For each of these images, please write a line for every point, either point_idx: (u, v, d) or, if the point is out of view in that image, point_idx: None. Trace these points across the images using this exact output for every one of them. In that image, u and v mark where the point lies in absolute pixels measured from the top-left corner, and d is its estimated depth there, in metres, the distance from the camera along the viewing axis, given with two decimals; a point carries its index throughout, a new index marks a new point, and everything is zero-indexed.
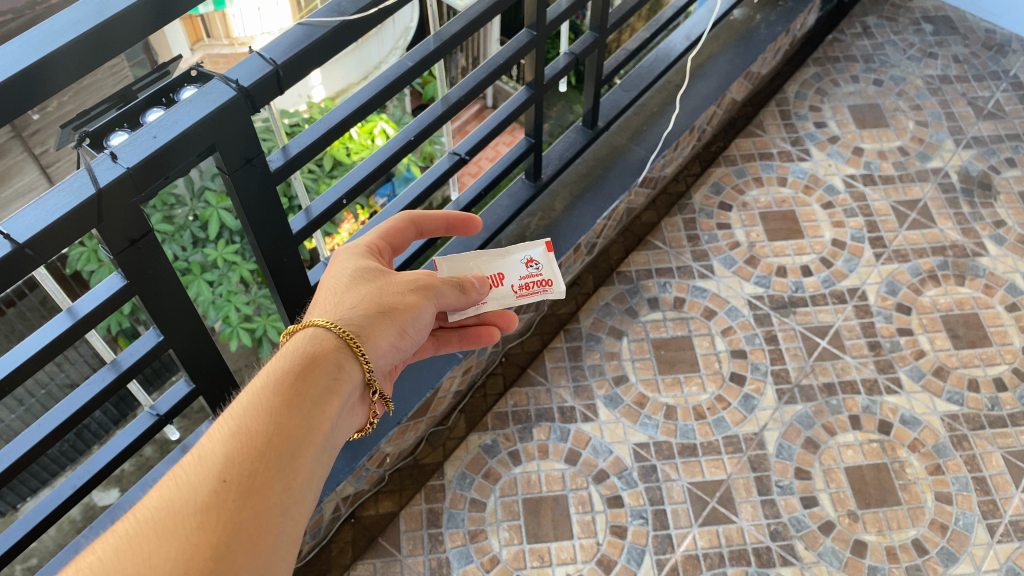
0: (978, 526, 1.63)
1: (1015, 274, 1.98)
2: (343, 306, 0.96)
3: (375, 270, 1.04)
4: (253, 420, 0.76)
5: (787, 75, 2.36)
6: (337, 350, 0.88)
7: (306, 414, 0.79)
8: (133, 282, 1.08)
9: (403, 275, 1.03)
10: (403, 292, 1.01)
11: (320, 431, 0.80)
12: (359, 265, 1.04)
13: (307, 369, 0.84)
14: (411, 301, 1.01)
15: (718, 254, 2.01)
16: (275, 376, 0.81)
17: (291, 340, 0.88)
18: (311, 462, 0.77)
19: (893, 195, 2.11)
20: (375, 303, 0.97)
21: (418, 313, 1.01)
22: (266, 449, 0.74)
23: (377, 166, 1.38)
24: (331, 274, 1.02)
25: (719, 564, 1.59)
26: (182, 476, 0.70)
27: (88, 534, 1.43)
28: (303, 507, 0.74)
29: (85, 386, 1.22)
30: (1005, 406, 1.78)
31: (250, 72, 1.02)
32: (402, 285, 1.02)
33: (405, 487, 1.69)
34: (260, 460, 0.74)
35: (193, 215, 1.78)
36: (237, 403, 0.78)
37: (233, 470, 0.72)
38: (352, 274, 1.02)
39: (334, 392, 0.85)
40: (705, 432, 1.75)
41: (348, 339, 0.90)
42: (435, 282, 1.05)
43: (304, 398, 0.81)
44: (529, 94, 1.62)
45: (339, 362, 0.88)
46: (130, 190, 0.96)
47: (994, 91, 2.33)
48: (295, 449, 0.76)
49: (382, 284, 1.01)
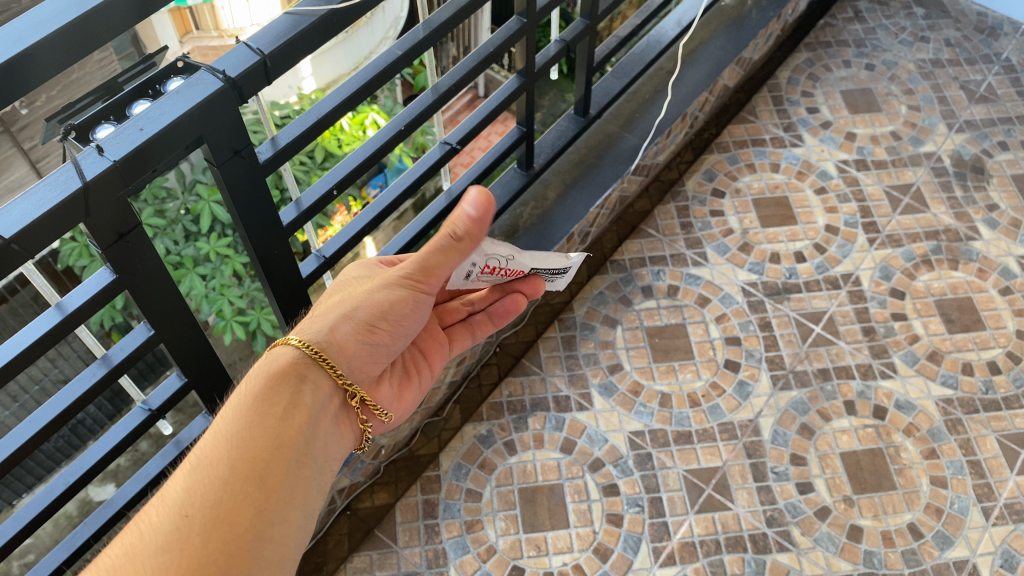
0: (974, 509, 1.64)
1: (1008, 257, 1.98)
2: (310, 318, 1.04)
3: (360, 276, 1.08)
4: (216, 450, 0.83)
5: (779, 60, 2.35)
6: (298, 365, 0.96)
7: (270, 435, 0.86)
8: (122, 277, 1.07)
9: (381, 274, 1.05)
10: (376, 289, 1.03)
11: (289, 447, 0.87)
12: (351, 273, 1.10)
13: (267, 390, 0.91)
14: (388, 296, 1.02)
15: (711, 241, 2.01)
16: (236, 404, 0.89)
17: (253, 366, 0.96)
18: (283, 479, 0.84)
19: (886, 179, 2.11)
20: (342, 308, 1.03)
21: (394, 308, 1.03)
22: (230, 475, 0.81)
23: (368, 156, 1.37)
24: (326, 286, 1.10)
25: (716, 550, 1.59)
26: (147, 519, 0.76)
27: (83, 529, 1.42)
28: (277, 525, 0.81)
29: (76, 381, 1.21)
30: (999, 389, 1.79)
31: (237, 63, 1.01)
32: (377, 283, 1.03)
33: (401, 479, 1.68)
34: (224, 487, 0.79)
35: (184, 208, 1.68)
36: (200, 438, 0.85)
37: (197, 503, 0.77)
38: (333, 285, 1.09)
39: (298, 405, 0.92)
40: (700, 419, 1.75)
41: (314, 352, 0.98)
42: (428, 264, 1.03)
43: (265, 421, 0.88)
44: (520, 82, 1.61)
45: (300, 376, 0.95)
46: (118, 182, 0.95)
47: (986, 75, 2.32)
48: (261, 472, 0.83)
49: (358, 288, 1.05)
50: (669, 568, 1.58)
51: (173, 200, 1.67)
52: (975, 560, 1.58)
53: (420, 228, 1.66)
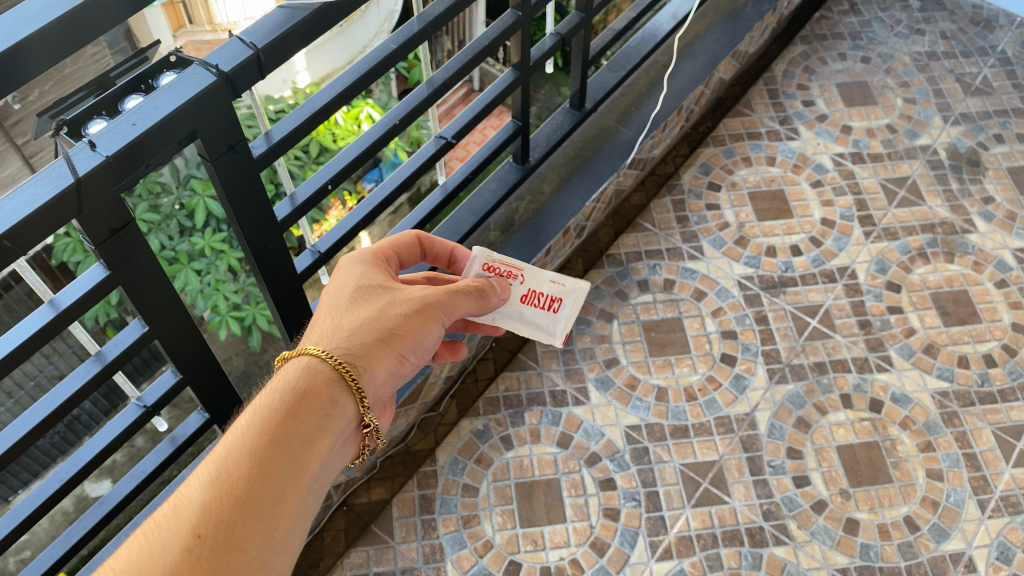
0: (970, 502, 1.64)
1: (1003, 250, 1.98)
2: (342, 332, 0.99)
3: (378, 288, 1.06)
4: (236, 466, 0.81)
5: (774, 53, 2.35)
6: (330, 383, 0.93)
7: (291, 459, 0.85)
8: (115, 273, 1.07)
9: (409, 294, 1.05)
10: (407, 314, 1.03)
11: (307, 474, 0.86)
12: (362, 276, 1.06)
13: (299, 406, 0.89)
14: (417, 322, 1.03)
15: (707, 235, 2.00)
16: (265, 415, 0.86)
17: (285, 366, 0.93)
18: (295, 508, 0.83)
19: (882, 172, 2.11)
20: (376, 330, 1.00)
21: (422, 337, 1.04)
22: (246, 499, 0.80)
23: (363, 151, 1.36)
24: (333, 289, 1.05)
25: (713, 544, 1.59)
26: (156, 531, 0.76)
27: (77, 526, 1.41)
28: (282, 556, 0.81)
29: (70, 377, 1.20)
30: (995, 381, 1.79)
31: (230, 57, 1.00)
32: (405, 306, 1.04)
33: (397, 474, 1.68)
34: (236, 512, 0.79)
35: (179, 204, 1.65)
36: (220, 447, 0.83)
37: (208, 525, 0.77)
38: (352, 293, 1.04)
39: (324, 430, 0.90)
40: (697, 413, 1.75)
41: (346, 373, 0.94)
42: (446, 299, 1.08)
43: (291, 442, 0.86)
44: (516, 76, 1.60)
45: (333, 398, 0.92)
46: (110, 178, 0.94)
47: (982, 67, 2.32)
48: (277, 498, 0.82)
49: (385, 305, 1.03)
50: (666, 562, 1.58)
51: (167, 195, 1.65)
52: (971, 553, 1.58)
53: (416, 222, 1.65)
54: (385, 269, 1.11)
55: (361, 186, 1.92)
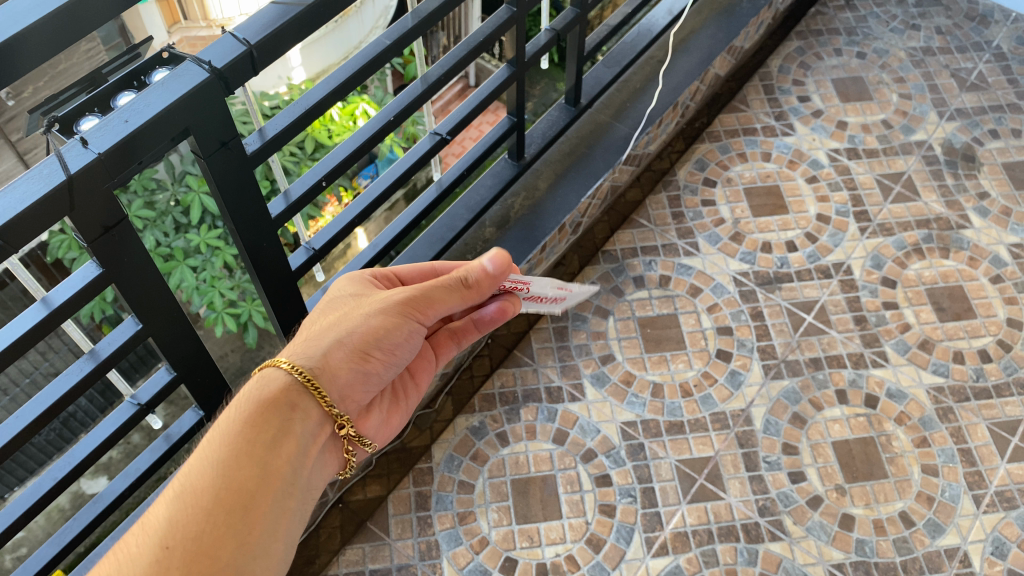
0: (965, 497, 1.64)
1: (999, 245, 1.98)
2: (300, 339, 1.01)
3: (349, 298, 1.07)
4: (201, 477, 0.81)
5: (770, 49, 2.34)
6: (291, 390, 0.93)
7: (258, 466, 0.84)
8: (108, 270, 1.06)
9: (373, 297, 1.05)
10: (370, 315, 1.02)
11: (276, 479, 0.85)
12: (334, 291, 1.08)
13: (259, 416, 0.89)
14: (381, 320, 1.02)
15: (703, 231, 2.00)
16: (225, 429, 0.86)
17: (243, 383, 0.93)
18: (265, 513, 0.83)
19: (877, 168, 2.11)
20: (333, 333, 1.01)
21: (388, 334, 1.02)
22: (214, 507, 0.80)
23: (357, 147, 1.35)
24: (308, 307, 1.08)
25: (709, 540, 1.59)
26: (126, 548, 0.75)
27: (71, 525, 1.40)
28: (258, 560, 0.80)
29: (64, 376, 1.20)
30: (990, 376, 1.79)
31: (224, 53, 1.00)
32: (369, 306, 1.03)
33: (393, 471, 1.68)
34: (205, 521, 0.79)
35: (175, 200, 1.66)
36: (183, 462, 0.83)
37: (177, 535, 0.77)
38: (323, 307, 1.06)
39: (288, 434, 0.90)
40: (692, 409, 1.75)
41: (305, 379, 0.94)
42: (416, 291, 1.04)
43: (254, 450, 0.86)
44: (511, 72, 1.60)
45: (293, 404, 0.92)
46: (102, 175, 0.94)
47: (977, 63, 2.32)
48: (246, 505, 0.82)
49: (351, 310, 1.04)
50: (662, 558, 1.58)
51: (163, 192, 1.65)
52: (966, 548, 1.58)
53: (412, 218, 1.64)
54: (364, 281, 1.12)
55: (357, 183, 1.91)
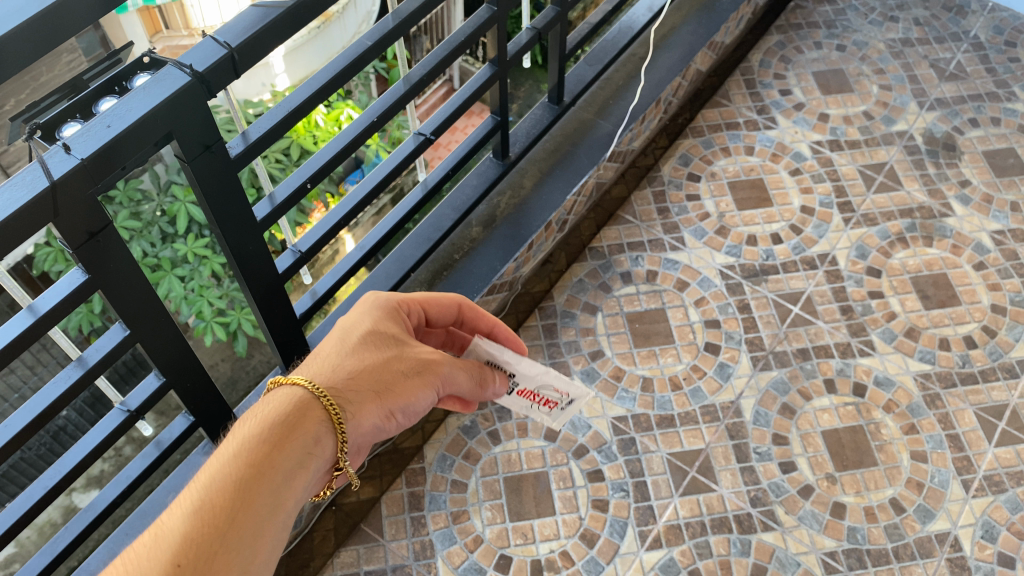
0: (954, 482, 1.66)
1: (981, 233, 2.00)
2: (341, 373, 0.96)
3: (390, 339, 1.02)
4: (218, 497, 0.75)
5: (750, 44, 2.36)
6: (317, 423, 0.88)
7: (276, 493, 0.79)
8: (93, 277, 1.05)
9: (416, 351, 1.03)
10: (408, 372, 1.01)
11: (289, 510, 0.80)
12: (374, 319, 1.03)
13: (284, 442, 0.83)
14: (415, 382, 1.01)
15: (688, 225, 2.01)
16: (248, 449, 0.81)
17: (274, 397, 0.88)
18: (274, 543, 0.77)
19: (859, 159, 2.12)
20: (374, 380, 0.97)
21: (414, 398, 1.01)
22: (226, 529, 0.74)
23: (341, 148, 1.35)
24: (343, 327, 1.01)
25: (701, 532, 1.60)
26: (134, 560, 0.69)
27: (64, 533, 1.39)
28: None
29: (51, 384, 1.19)
30: (975, 362, 1.81)
31: (204, 57, 1.00)
32: (409, 363, 1.01)
33: (385, 472, 1.68)
34: (216, 544, 0.73)
35: (160, 211, 1.61)
36: (197, 479, 0.76)
37: (188, 554, 0.71)
38: (362, 335, 1.01)
39: (306, 466, 0.85)
40: (682, 402, 1.76)
41: (332, 410, 0.90)
42: (442, 362, 1.04)
43: (273, 471, 0.80)
44: (493, 71, 1.60)
45: (318, 436, 0.87)
46: (85, 181, 0.94)
47: (955, 53, 2.34)
48: (259, 532, 0.76)
49: (392, 358, 1.01)
50: (656, 551, 1.58)
51: (149, 202, 1.59)
52: (956, 533, 1.60)
53: (399, 219, 1.63)
54: (399, 320, 1.07)
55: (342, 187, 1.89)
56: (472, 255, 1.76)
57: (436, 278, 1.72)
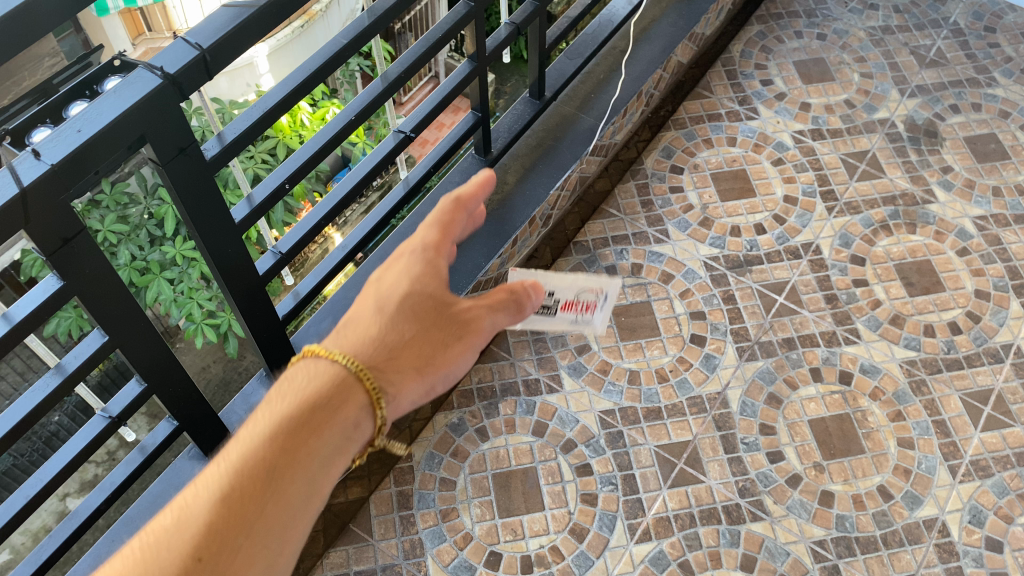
0: (941, 468, 1.67)
1: (964, 218, 2.00)
2: (380, 345, 0.78)
3: (437, 291, 0.84)
4: (263, 451, 0.65)
5: (731, 35, 2.36)
6: (349, 389, 0.72)
7: (307, 476, 0.66)
8: (68, 284, 1.04)
9: (463, 306, 0.84)
10: (456, 332, 0.83)
11: (306, 510, 0.65)
12: (414, 279, 0.83)
13: (324, 410, 0.70)
14: (455, 355, 0.83)
15: (672, 217, 2.01)
16: (289, 407, 0.68)
17: (309, 368, 0.72)
18: (292, 541, 0.64)
19: (841, 148, 2.13)
20: (422, 342, 0.81)
21: (447, 363, 0.82)
22: (243, 526, 0.61)
23: (319, 148, 1.34)
24: (400, 266, 0.84)
25: (690, 524, 1.61)
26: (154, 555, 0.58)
27: (47, 543, 1.36)
28: None
29: (30, 392, 1.18)
30: (960, 348, 1.81)
31: (176, 59, 1.00)
32: (455, 327, 0.83)
33: (373, 472, 1.67)
34: (256, 517, 0.62)
35: (148, 213, 1.70)
36: (246, 427, 0.67)
37: (210, 548, 0.59)
38: (416, 284, 0.83)
39: (329, 449, 0.69)
40: (669, 394, 1.76)
41: (360, 374, 0.73)
42: (475, 321, 0.85)
43: (322, 450, 0.68)
44: (472, 67, 1.59)
45: (342, 406, 0.71)
46: (57, 187, 0.93)
47: (935, 39, 2.34)
48: (284, 528, 0.63)
49: (439, 322, 0.83)
50: (645, 544, 1.59)
51: (136, 205, 1.68)
52: (944, 518, 1.61)
53: (382, 217, 1.62)
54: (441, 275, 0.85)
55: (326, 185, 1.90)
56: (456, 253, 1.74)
57: None
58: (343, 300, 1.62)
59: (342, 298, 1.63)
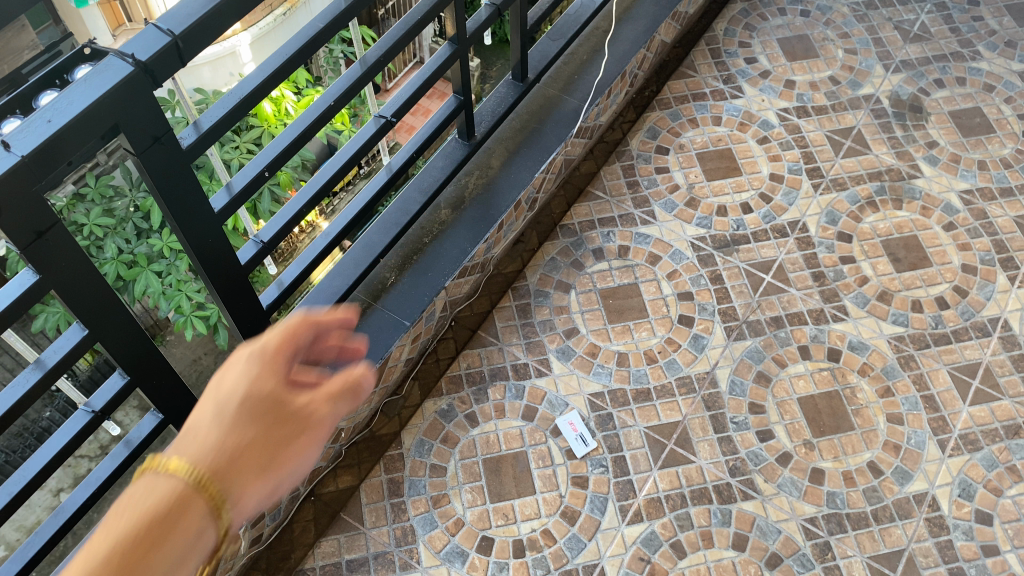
0: (930, 443, 1.67)
1: (950, 193, 2.00)
2: (217, 451, 0.62)
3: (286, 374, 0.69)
4: None
5: (714, 13, 2.34)
6: (180, 516, 0.58)
7: None
8: (43, 277, 1.03)
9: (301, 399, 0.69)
10: (303, 424, 0.69)
11: None
12: (254, 378, 0.67)
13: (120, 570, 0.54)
14: (300, 454, 0.67)
15: (658, 198, 2.00)
16: None
17: (140, 496, 0.57)
18: None
19: (827, 125, 2.12)
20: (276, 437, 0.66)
21: (295, 465, 0.67)
22: None
23: (299, 135, 1.32)
24: (236, 361, 0.68)
25: (681, 504, 1.61)
26: None
27: (34, 539, 1.31)
28: None
29: (8, 389, 1.14)
30: (948, 323, 1.82)
31: (147, 45, 0.98)
32: (299, 414, 0.69)
33: (363, 460, 1.67)
34: None
35: (134, 206, 1.68)
36: None
37: None
38: (257, 378, 0.67)
39: None
40: (658, 375, 1.76)
41: (202, 493, 0.59)
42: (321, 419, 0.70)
43: None
44: (453, 49, 1.58)
45: (168, 543, 0.57)
46: (29, 179, 0.91)
47: (919, 14, 2.33)
48: None
49: (287, 407, 0.68)
50: (637, 526, 1.59)
51: (121, 198, 1.65)
52: (934, 492, 1.61)
53: (365, 203, 1.60)
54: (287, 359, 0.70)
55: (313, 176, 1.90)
56: (442, 238, 1.72)
57: (406, 263, 1.69)
58: (328, 288, 1.60)
59: (327, 286, 1.60)
